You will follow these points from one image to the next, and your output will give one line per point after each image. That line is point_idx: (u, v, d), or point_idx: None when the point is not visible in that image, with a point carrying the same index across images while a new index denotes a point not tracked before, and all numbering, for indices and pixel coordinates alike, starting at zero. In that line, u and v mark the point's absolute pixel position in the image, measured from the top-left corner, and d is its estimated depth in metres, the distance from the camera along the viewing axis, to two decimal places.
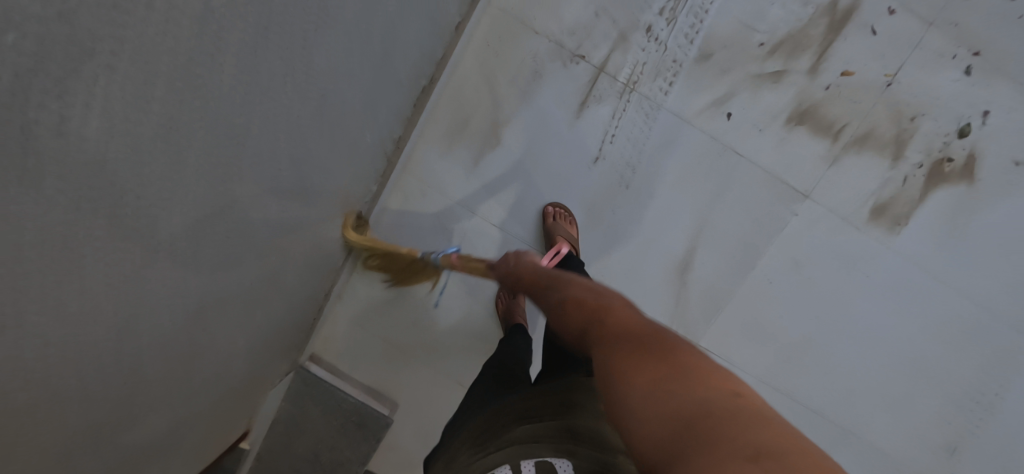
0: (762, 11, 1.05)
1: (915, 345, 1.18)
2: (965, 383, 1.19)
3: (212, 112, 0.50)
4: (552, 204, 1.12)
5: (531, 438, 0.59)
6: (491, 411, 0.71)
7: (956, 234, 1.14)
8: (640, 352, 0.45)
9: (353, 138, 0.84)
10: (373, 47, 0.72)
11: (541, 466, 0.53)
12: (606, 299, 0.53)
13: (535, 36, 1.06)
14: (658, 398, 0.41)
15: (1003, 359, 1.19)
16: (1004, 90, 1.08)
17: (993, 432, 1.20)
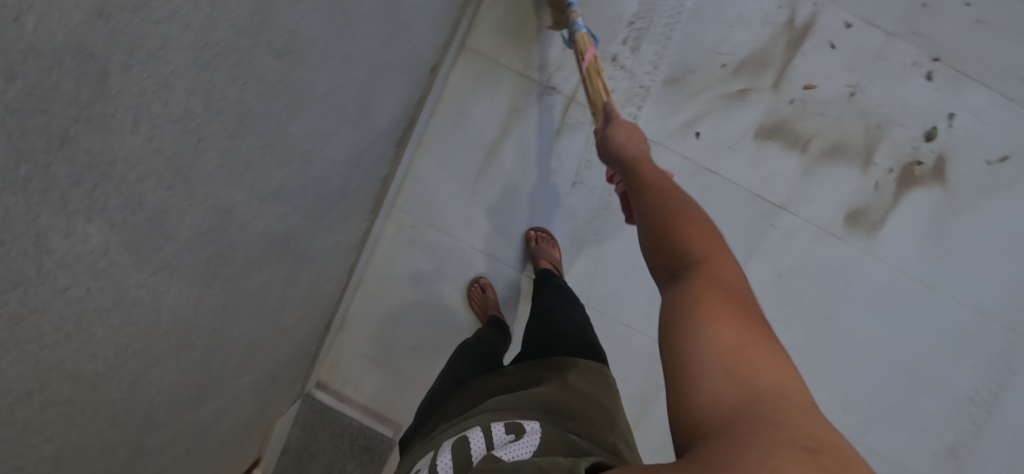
0: (720, 34, 1.09)
1: (901, 347, 1.20)
2: (958, 384, 1.21)
3: (200, 195, 0.57)
4: (535, 229, 1.19)
5: (504, 407, 0.68)
6: (470, 399, 0.81)
7: (935, 237, 1.14)
8: (737, 320, 0.47)
9: (337, 187, 0.90)
10: (348, 107, 0.79)
11: (512, 425, 0.63)
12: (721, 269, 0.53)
13: (508, 73, 1.12)
14: (741, 364, 0.43)
15: (991, 357, 1.20)
16: (970, 94, 1.09)
17: (981, 426, 1.22)
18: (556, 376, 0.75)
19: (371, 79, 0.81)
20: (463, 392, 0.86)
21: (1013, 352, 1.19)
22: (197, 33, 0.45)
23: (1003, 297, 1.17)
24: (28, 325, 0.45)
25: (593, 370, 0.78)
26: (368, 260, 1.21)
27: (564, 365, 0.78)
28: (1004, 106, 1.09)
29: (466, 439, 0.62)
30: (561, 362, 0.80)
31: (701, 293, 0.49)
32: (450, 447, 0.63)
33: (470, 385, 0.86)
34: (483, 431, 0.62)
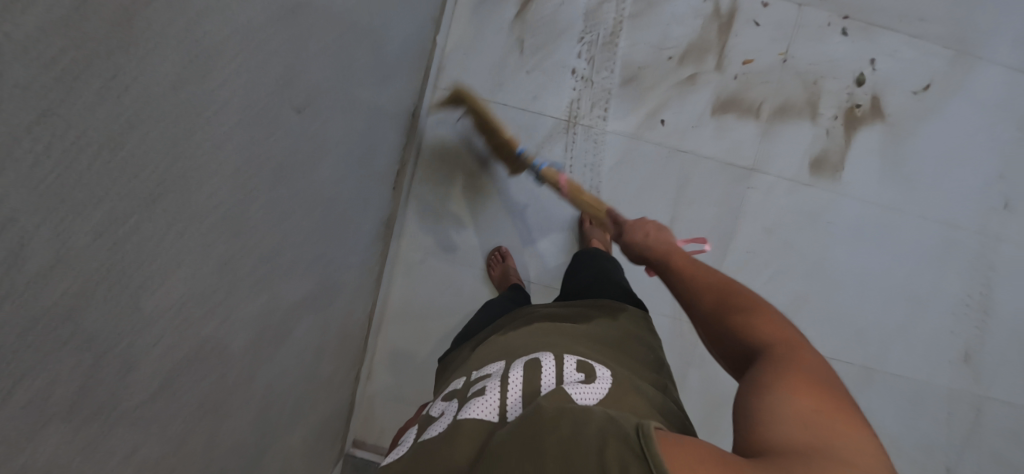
0: (662, 30, 1.20)
1: (899, 274, 1.27)
2: (955, 295, 1.29)
3: (250, 244, 0.63)
4: (589, 209, 1.23)
5: (569, 338, 0.78)
6: (522, 320, 0.91)
7: (891, 166, 1.24)
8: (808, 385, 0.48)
9: (352, 230, 0.96)
10: (353, 153, 0.86)
11: (582, 360, 0.70)
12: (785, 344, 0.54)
13: (481, 103, 1.22)
14: (807, 424, 0.44)
15: (980, 263, 1.29)
16: (884, 39, 1.22)
17: (987, 328, 1.31)
18: (606, 320, 0.88)
19: (367, 123, 0.89)
20: (513, 315, 0.96)
21: (989, 252, 1.28)
22: (239, 95, 0.52)
23: (966, 206, 1.27)
24: (128, 383, 0.50)
25: (635, 322, 0.89)
26: (387, 296, 1.27)
27: (615, 310, 0.91)
28: (913, 44, 1.22)
29: (541, 363, 0.69)
30: (610, 306, 0.93)
31: (771, 370, 0.50)
32: (524, 364, 0.69)
33: (524, 308, 0.96)
34: (556, 363, 0.69)
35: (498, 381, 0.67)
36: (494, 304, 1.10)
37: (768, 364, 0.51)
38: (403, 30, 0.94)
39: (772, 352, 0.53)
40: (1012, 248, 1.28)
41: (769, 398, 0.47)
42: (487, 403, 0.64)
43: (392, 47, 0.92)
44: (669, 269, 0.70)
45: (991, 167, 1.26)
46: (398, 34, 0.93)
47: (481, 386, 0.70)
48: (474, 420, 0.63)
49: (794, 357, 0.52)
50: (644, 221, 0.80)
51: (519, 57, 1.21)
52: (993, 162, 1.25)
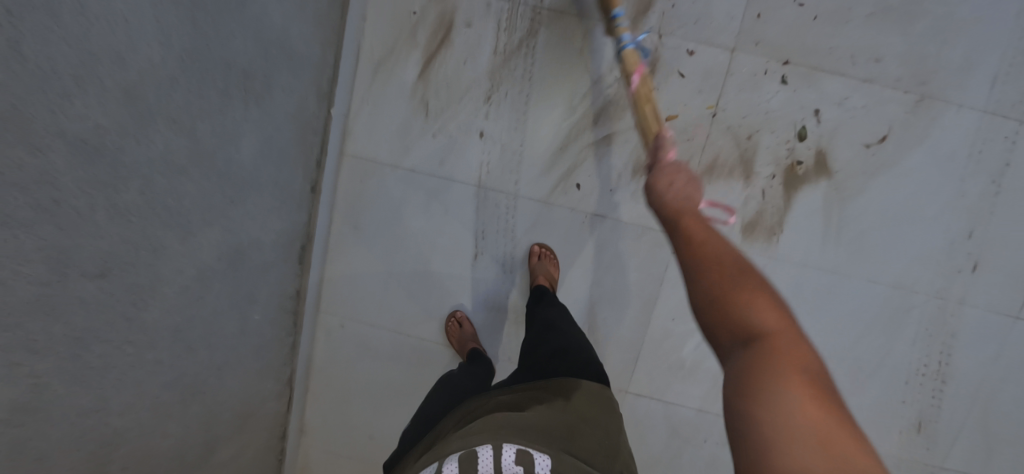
0: (577, 86, 1.11)
1: (847, 342, 1.15)
2: (918, 363, 1.15)
3: (48, 408, 0.66)
4: (536, 246, 1.17)
5: (510, 428, 0.74)
6: (469, 415, 0.88)
7: (836, 228, 1.11)
8: (812, 394, 0.49)
9: (235, 327, 0.97)
10: (212, 268, 0.88)
11: (521, 452, 0.67)
12: (775, 327, 0.53)
13: (388, 170, 1.18)
14: (818, 433, 0.47)
15: (949, 330, 1.13)
16: (829, 85, 1.07)
17: (962, 400, 1.16)
18: (558, 402, 0.82)
19: (225, 232, 0.89)
20: (461, 409, 0.92)
21: (950, 317, 1.13)
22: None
23: (923, 268, 1.11)
24: None
25: (594, 392, 0.85)
26: (311, 350, 1.25)
27: (567, 389, 0.85)
28: (866, 90, 1.06)
29: (477, 455, 0.67)
30: (563, 384, 0.87)
31: (774, 364, 0.51)
32: (459, 458, 0.68)
33: (471, 401, 0.92)
34: (493, 453, 0.67)
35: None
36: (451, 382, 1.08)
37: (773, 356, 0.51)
38: (265, 126, 0.92)
39: (768, 346, 0.52)
40: (987, 313, 1.12)
41: (779, 403, 0.48)
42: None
43: (251, 149, 0.90)
44: (683, 227, 0.62)
45: (954, 225, 1.10)
46: (258, 132, 0.91)
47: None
48: None
49: (790, 352, 0.52)
50: (677, 167, 0.69)
51: (425, 119, 1.15)
52: (959, 220, 1.10)
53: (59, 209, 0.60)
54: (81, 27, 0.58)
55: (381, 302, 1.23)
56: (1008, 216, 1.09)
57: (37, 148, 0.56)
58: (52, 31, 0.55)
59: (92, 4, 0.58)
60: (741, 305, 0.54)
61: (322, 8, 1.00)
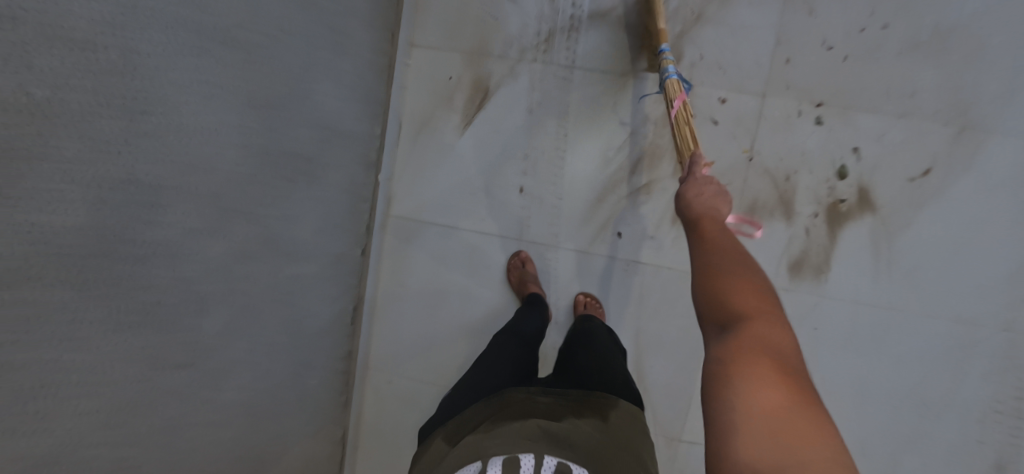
0: (611, 139, 1.15)
1: (911, 381, 1.11)
2: (991, 402, 1.09)
3: None
4: (584, 294, 1.18)
5: (548, 440, 0.68)
6: (504, 410, 0.80)
7: (886, 263, 1.09)
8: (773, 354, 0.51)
9: (296, 393, 1.01)
10: (277, 341, 0.92)
11: (562, 464, 0.63)
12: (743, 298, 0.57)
13: (433, 229, 1.23)
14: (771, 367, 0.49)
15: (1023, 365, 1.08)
16: (865, 122, 1.07)
17: None
18: (596, 420, 0.77)
19: (287, 306, 0.93)
20: (494, 399, 0.84)
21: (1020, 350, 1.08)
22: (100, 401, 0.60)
23: (983, 300, 1.08)
24: None
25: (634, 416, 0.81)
26: (361, 401, 1.29)
27: (605, 408, 0.81)
28: (903, 124, 1.06)
29: (519, 461, 0.62)
30: (600, 402, 0.83)
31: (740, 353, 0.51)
32: (501, 461, 0.62)
33: (508, 395, 0.83)
34: (537, 461, 0.62)
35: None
36: (502, 345, 0.98)
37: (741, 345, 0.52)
38: (323, 202, 0.98)
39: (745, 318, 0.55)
40: None
41: (738, 392, 0.48)
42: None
43: (311, 225, 0.95)
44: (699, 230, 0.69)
45: (1012, 254, 1.06)
46: (318, 209, 0.97)
47: None
48: None
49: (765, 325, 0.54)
50: (704, 182, 0.75)
51: (465, 179, 1.20)
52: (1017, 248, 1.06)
53: (160, 308, 0.65)
54: (180, 143, 0.64)
55: (427, 357, 1.26)
56: None
57: (139, 261, 0.61)
58: (159, 152, 0.61)
59: (189, 121, 0.64)
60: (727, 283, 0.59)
61: (371, 86, 1.07)
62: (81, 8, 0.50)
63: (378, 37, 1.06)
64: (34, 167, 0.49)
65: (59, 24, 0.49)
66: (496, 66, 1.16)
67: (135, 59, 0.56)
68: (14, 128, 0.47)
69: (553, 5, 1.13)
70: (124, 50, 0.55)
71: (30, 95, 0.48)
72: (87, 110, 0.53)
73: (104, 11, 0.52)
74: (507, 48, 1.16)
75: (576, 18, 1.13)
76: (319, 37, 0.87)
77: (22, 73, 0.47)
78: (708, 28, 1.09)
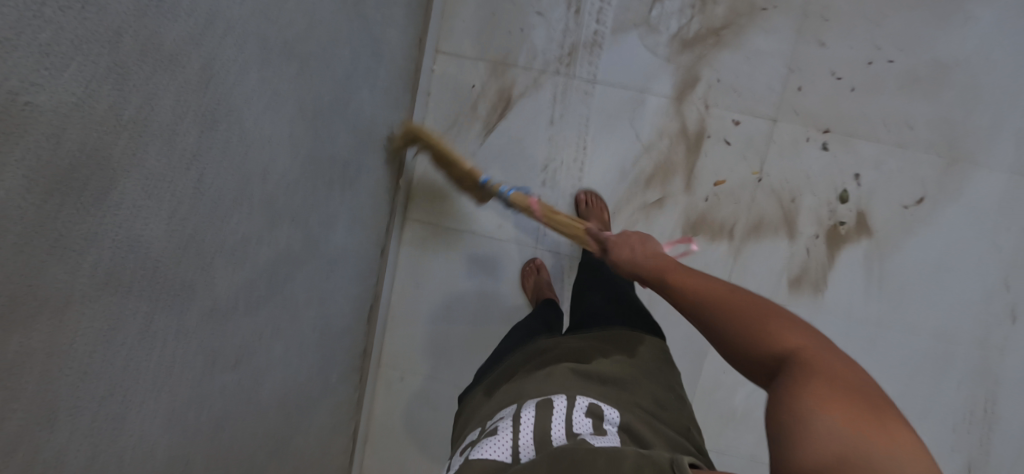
0: (629, 153, 1.19)
1: (898, 393, 1.18)
2: (967, 412, 1.18)
3: None
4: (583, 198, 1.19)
5: (580, 382, 0.75)
6: (537, 358, 0.87)
7: (877, 281, 1.18)
8: (835, 381, 0.46)
9: (319, 391, 1.03)
10: (308, 339, 0.95)
11: (592, 405, 0.70)
12: (772, 341, 0.52)
13: (451, 232, 1.26)
14: (840, 400, 0.44)
15: (994, 378, 1.17)
16: (866, 150, 1.14)
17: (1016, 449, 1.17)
18: (623, 358, 0.82)
19: (317, 305, 0.95)
20: (527, 349, 0.92)
21: (992, 364, 1.17)
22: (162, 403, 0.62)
23: (962, 318, 1.17)
24: None
25: (657, 350, 0.86)
26: (373, 396, 1.31)
27: (627, 349, 0.85)
28: (901, 154, 1.14)
29: (552, 404, 0.69)
30: (622, 341, 0.87)
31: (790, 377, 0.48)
32: (535, 404, 0.70)
33: (537, 342, 0.91)
34: (569, 403, 0.69)
35: (509, 421, 0.69)
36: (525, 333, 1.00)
37: (791, 370, 0.48)
38: (354, 204, 1.00)
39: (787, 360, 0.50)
40: None
41: (807, 415, 0.43)
42: (502, 444, 0.66)
43: (343, 226, 0.98)
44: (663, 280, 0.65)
45: (991, 276, 1.16)
46: (349, 212, 0.99)
47: (495, 424, 0.71)
48: (487, 460, 0.65)
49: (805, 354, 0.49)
50: (629, 236, 0.75)
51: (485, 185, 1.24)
52: (995, 271, 1.15)
53: (214, 314, 0.68)
54: (241, 154, 0.66)
55: (440, 355, 1.30)
56: None
57: (203, 268, 0.64)
58: (222, 163, 0.63)
59: (249, 133, 0.66)
60: (746, 321, 0.54)
61: (400, 92, 1.09)
62: (167, 28, 0.51)
63: (409, 43, 1.08)
64: (119, 184, 0.51)
65: (157, 41, 0.50)
66: (520, 76, 1.19)
67: (212, 75, 0.58)
68: (104, 148, 0.48)
69: (579, 20, 1.17)
70: (203, 66, 0.57)
71: (120, 113, 0.49)
72: (170, 127, 0.54)
73: (187, 31, 0.54)
74: (532, 59, 1.19)
75: (600, 34, 1.17)
76: (361, 46, 0.90)
77: (113, 94, 0.48)
78: (725, 53, 1.14)
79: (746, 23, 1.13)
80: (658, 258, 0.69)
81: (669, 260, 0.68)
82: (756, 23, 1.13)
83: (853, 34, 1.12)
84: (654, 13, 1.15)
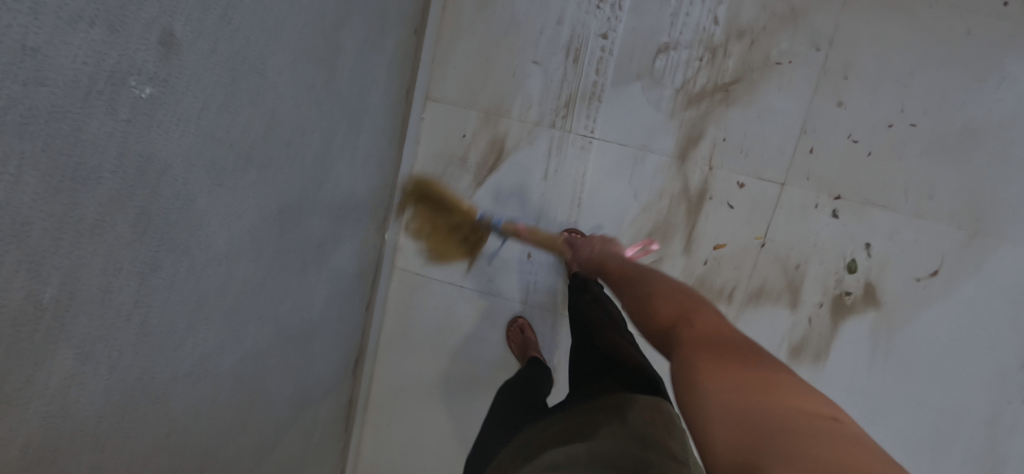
0: (626, 212, 1.12)
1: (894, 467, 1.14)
2: None
3: None
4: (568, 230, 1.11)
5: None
6: (524, 452, 0.73)
7: (882, 354, 1.12)
8: (729, 352, 0.51)
9: (300, 457, 1.02)
10: (283, 418, 0.92)
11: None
12: (688, 318, 0.58)
13: (438, 283, 1.21)
14: (729, 365, 0.49)
15: (1002, 460, 1.11)
16: (880, 219, 1.06)
17: None
18: (616, 427, 0.65)
19: (294, 384, 0.93)
20: (516, 441, 0.78)
21: (1000, 445, 1.11)
22: None
23: (973, 398, 1.10)
24: None
25: (657, 405, 0.69)
26: (359, 446, 1.28)
27: (619, 411, 0.68)
28: (918, 225, 1.06)
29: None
30: (615, 403, 0.71)
31: (690, 355, 0.52)
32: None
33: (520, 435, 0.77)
34: None
35: None
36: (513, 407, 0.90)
37: (686, 348, 0.53)
38: (333, 276, 0.97)
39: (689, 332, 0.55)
40: None
41: (699, 383, 0.48)
42: None
43: (322, 301, 0.95)
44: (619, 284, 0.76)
45: (1005, 355, 1.09)
46: (327, 285, 0.95)
47: None
48: None
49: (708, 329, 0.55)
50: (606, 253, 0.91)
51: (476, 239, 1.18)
52: (1011, 350, 1.08)
53: (171, 439, 0.66)
54: (194, 283, 0.63)
55: (428, 407, 1.24)
56: None
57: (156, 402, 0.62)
58: (172, 300, 0.60)
59: (203, 257, 0.63)
60: (667, 308, 0.61)
61: (384, 150, 1.03)
62: (88, 195, 0.47)
63: (395, 99, 1.02)
64: (51, 359, 0.48)
65: (81, 212, 0.47)
66: (514, 127, 1.12)
67: (150, 221, 0.54)
68: (17, 339, 0.45)
69: (578, 70, 1.09)
70: (138, 215, 0.53)
71: (40, 300, 0.46)
72: (101, 289, 0.51)
73: (115, 188, 0.50)
74: (526, 109, 1.11)
75: (599, 85, 1.09)
76: (337, 122, 0.84)
77: (29, 283, 0.44)
78: (733, 110, 1.06)
79: (758, 78, 1.05)
80: (625, 266, 0.82)
81: (631, 264, 0.82)
82: (769, 80, 1.04)
83: (875, 94, 1.03)
84: (658, 64, 1.06)
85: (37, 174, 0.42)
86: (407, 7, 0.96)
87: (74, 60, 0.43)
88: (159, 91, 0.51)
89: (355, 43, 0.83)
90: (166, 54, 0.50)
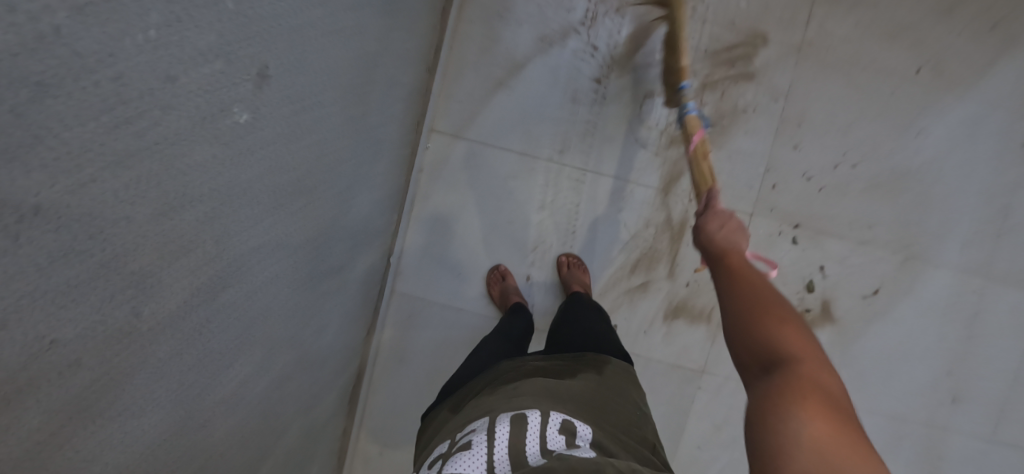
0: (617, 239, 1.22)
1: None
2: None
3: None
4: (565, 255, 1.22)
5: (550, 396, 0.65)
6: (502, 377, 0.77)
7: (838, 365, 1.26)
8: (827, 405, 0.48)
9: None
10: (291, 442, 0.91)
11: (566, 422, 0.60)
12: (789, 349, 0.53)
13: (435, 308, 1.25)
14: (822, 415, 0.47)
15: (939, 455, 1.27)
16: (830, 245, 1.23)
17: None
18: (590, 376, 0.74)
19: (304, 409, 0.93)
20: (494, 370, 0.82)
21: (936, 443, 1.27)
22: None
23: (912, 401, 1.26)
24: None
25: (624, 371, 0.80)
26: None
27: (596, 366, 0.78)
28: (862, 251, 1.23)
29: (526, 417, 0.59)
30: (591, 360, 0.81)
31: (788, 384, 0.50)
32: (507, 419, 0.59)
33: (501, 364, 0.81)
34: (542, 419, 0.59)
35: (483, 434, 0.58)
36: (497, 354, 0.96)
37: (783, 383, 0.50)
38: (345, 298, 0.98)
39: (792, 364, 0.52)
40: (969, 442, 1.27)
41: (790, 422, 0.46)
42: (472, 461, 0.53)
43: (335, 321, 0.96)
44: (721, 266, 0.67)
45: (937, 363, 1.26)
46: (339, 307, 0.97)
47: (466, 439, 0.59)
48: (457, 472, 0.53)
49: (814, 374, 0.51)
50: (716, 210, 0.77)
51: (474, 265, 1.24)
52: (940, 360, 1.26)
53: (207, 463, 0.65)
54: (246, 304, 0.64)
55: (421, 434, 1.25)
56: (981, 357, 1.26)
57: (202, 426, 0.62)
58: (229, 318, 0.61)
59: (257, 277, 0.64)
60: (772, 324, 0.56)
61: (395, 178, 1.07)
62: (187, 214, 0.49)
63: (407, 130, 1.07)
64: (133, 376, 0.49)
65: (181, 229, 0.49)
66: (514, 160, 1.20)
67: (225, 241, 0.56)
68: (119, 355, 0.46)
69: (573, 110, 1.19)
70: (219, 234, 0.55)
71: (138, 315, 0.47)
72: (181, 307, 0.52)
73: (207, 207, 0.52)
74: (525, 144, 1.20)
75: (592, 124, 1.20)
76: (364, 151, 0.88)
77: (134, 297, 0.46)
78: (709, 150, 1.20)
79: (728, 123, 1.20)
80: (733, 249, 0.69)
81: (745, 258, 0.68)
82: (738, 125, 1.20)
83: (823, 140, 1.21)
84: (644, 108, 1.19)
85: (157, 191, 0.45)
86: (422, 48, 1.03)
87: (200, 91, 0.46)
88: (251, 118, 0.54)
89: (384, 79, 0.88)
90: (258, 87, 0.54)
